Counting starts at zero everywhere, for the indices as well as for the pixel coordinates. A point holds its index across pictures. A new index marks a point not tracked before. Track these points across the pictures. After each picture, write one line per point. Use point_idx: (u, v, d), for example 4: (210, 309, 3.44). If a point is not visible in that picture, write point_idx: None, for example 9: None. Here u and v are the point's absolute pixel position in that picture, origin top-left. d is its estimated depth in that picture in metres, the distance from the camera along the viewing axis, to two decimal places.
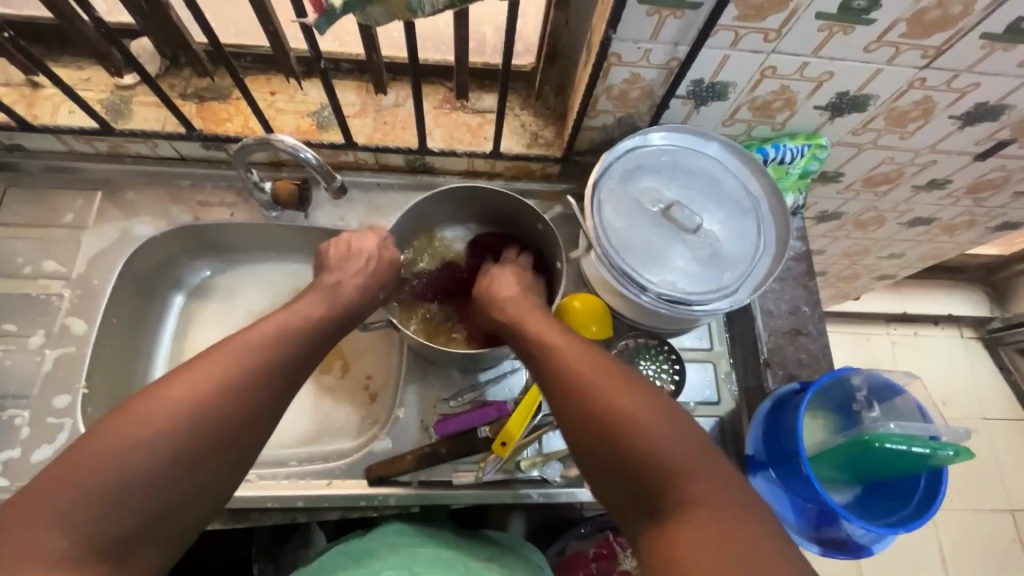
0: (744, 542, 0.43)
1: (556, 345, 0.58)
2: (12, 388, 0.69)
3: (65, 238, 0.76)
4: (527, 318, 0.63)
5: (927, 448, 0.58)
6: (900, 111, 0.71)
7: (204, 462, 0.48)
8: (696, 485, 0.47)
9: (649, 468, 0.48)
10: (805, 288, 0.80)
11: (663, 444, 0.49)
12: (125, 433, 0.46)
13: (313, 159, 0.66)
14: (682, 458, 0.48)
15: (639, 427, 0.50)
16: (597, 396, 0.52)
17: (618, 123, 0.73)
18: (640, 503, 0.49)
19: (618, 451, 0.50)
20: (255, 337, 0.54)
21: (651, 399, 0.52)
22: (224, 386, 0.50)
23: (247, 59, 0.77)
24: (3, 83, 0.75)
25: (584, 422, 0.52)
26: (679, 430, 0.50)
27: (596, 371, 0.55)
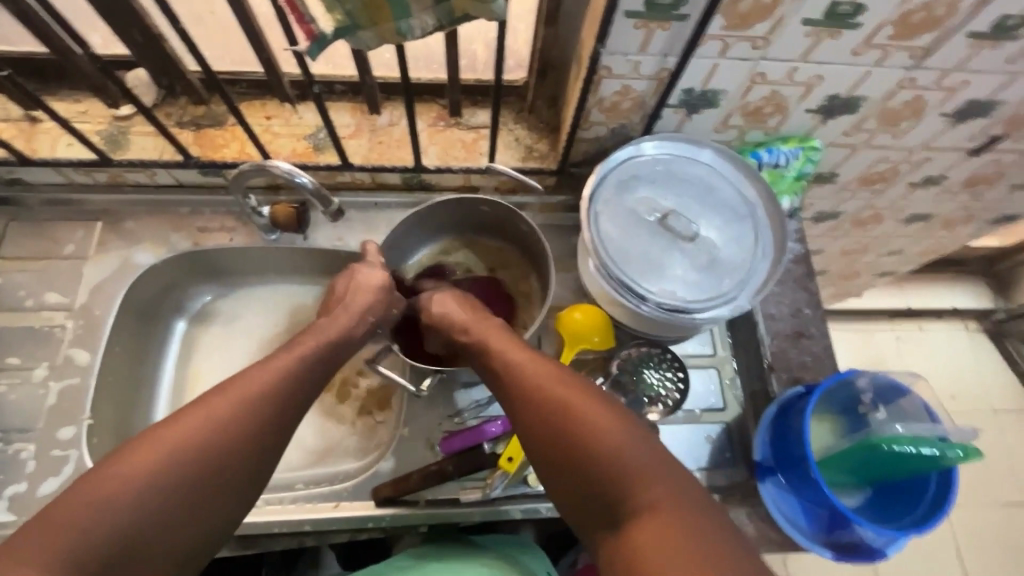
0: (700, 547, 0.43)
1: (518, 359, 0.58)
2: (17, 422, 0.69)
3: (66, 269, 0.76)
4: (491, 334, 0.63)
5: (935, 450, 0.57)
6: (891, 111, 0.72)
7: (209, 492, 0.48)
8: (654, 492, 0.46)
9: (607, 477, 0.48)
10: (805, 290, 0.80)
11: (619, 452, 0.49)
12: (136, 461, 0.46)
13: (309, 183, 0.66)
14: (639, 464, 0.48)
15: (597, 438, 0.49)
16: (552, 408, 0.52)
17: (612, 133, 0.73)
18: (596, 512, 0.49)
19: (576, 462, 0.50)
20: (260, 374, 0.55)
21: (607, 410, 0.52)
22: (234, 410, 0.51)
23: (242, 85, 0.77)
24: (2, 119, 0.76)
25: (541, 435, 0.52)
26: (635, 440, 0.50)
27: (553, 383, 0.54)
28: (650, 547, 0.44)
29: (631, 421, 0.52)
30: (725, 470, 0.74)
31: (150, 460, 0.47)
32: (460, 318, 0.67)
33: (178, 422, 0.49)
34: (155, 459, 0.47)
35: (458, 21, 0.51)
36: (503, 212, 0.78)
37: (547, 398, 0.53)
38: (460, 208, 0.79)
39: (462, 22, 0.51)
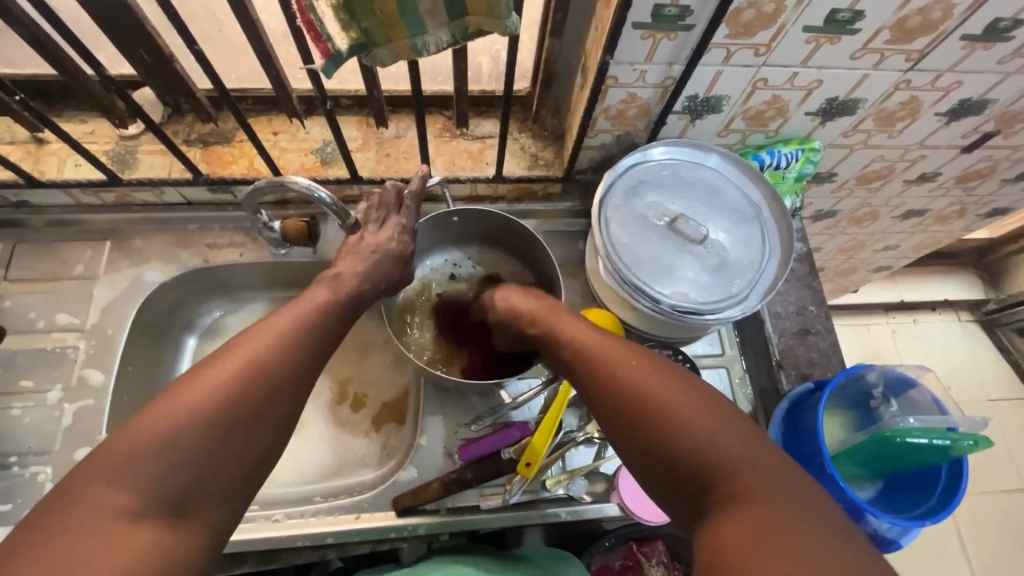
0: (801, 533, 0.39)
1: (588, 341, 0.57)
2: (33, 444, 0.69)
3: (76, 290, 0.76)
4: (561, 322, 0.62)
5: (947, 439, 0.58)
6: (887, 112, 0.74)
7: (254, 436, 0.46)
8: (744, 477, 0.43)
9: (693, 459, 0.45)
10: (810, 288, 0.82)
11: (704, 433, 0.46)
12: (177, 404, 0.44)
13: (326, 197, 0.65)
14: (725, 447, 0.45)
15: (676, 417, 0.47)
16: (630, 388, 0.50)
17: (617, 140, 0.75)
18: (684, 497, 0.46)
19: (656, 445, 0.47)
20: (285, 324, 0.52)
21: (691, 391, 0.49)
22: (265, 359, 0.48)
23: (248, 102, 0.78)
24: (8, 141, 0.76)
25: (620, 416, 0.50)
26: (725, 423, 0.47)
27: (629, 365, 0.52)
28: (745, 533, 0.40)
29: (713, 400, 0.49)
30: None
31: (194, 402, 0.44)
32: (530, 307, 0.66)
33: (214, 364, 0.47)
34: (197, 399, 0.44)
35: (472, 37, 0.52)
36: (509, 224, 0.78)
37: (622, 380, 0.51)
38: (469, 220, 0.79)
39: (475, 37, 0.52)
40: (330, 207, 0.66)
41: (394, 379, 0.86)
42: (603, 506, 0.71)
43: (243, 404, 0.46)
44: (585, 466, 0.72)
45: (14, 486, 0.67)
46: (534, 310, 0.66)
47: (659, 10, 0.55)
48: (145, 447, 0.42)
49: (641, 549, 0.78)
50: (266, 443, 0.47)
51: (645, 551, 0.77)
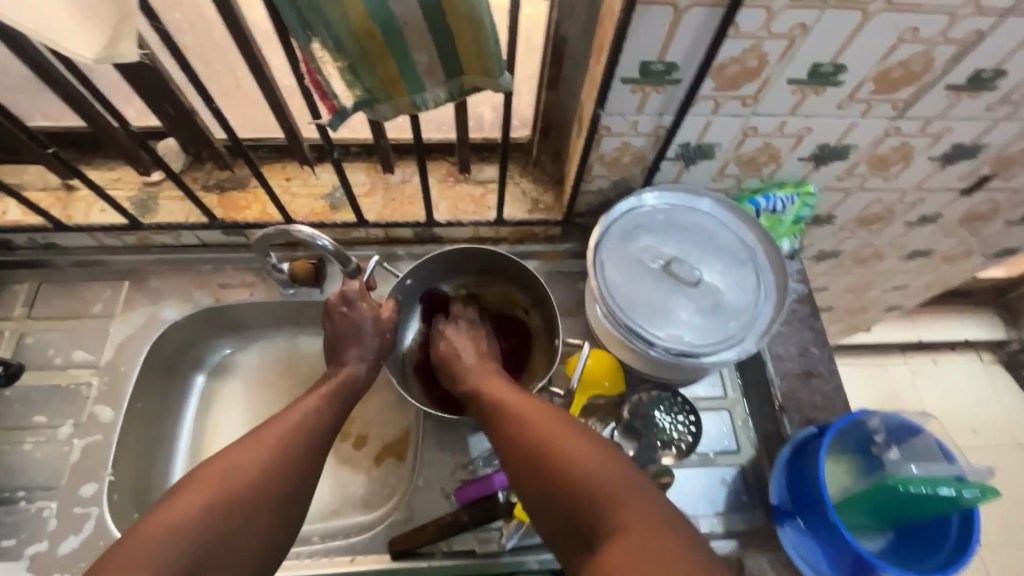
0: (663, 552, 0.47)
1: (502, 395, 0.64)
2: (41, 479, 0.70)
3: (93, 328, 0.79)
4: (489, 377, 0.68)
5: (952, 490, 0.57)
6: (880, 156, 0.75)
7: (252, 531, 0.54)
8: (620, 506, 0.51)
9: (582, 494, 0.52)
10: (812, 329, 0.81)
11: (594, 471, 0.53)
12: (183, 504, 0.53)
13: (329, 245, 0.69)
14: (609, 482, 0.53)
15: (581, 462, 0.54)
16: (540, 437, 0.57)
17: (613, 185, 0.77)
18: (578, 538, 0.52)
19: (562, 489, 0.54)
20: (281, 429, 0.61)
21: (596, 443, 0.56)
22: (265, 462, 0.58)
23: (264, 150, 0.82)
24: (41, 187, 0.81)
25: (529, 464, 0.57)
26: (619, 470, 0.54)
27: (544, 416, 0.60)
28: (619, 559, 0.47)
29: (596, 442, 0.57)
30: (742, 514, 0.73)
31: (196, 501, 0.53)
32: (485, 361, 0.72)
33: (215, 470, 0.56)
34: (197, 499, 0.53)
35: (468, 93, 0.56)
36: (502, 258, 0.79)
37: (524, 431, 0.59)
38: (456, 257, 0.80)
39: (470, 93, 0.56)
40: (332, 253, 0.70)
41: (396, 417, 0.86)
42: None
43: (248, 500, 0.55)
44: None
45: (20, 521, 0.68)
46: (476, 365, 0.71)
47: (646, 66, 0.58)
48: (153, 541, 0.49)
49: None
50: (260, 536, 0.55)
51: None
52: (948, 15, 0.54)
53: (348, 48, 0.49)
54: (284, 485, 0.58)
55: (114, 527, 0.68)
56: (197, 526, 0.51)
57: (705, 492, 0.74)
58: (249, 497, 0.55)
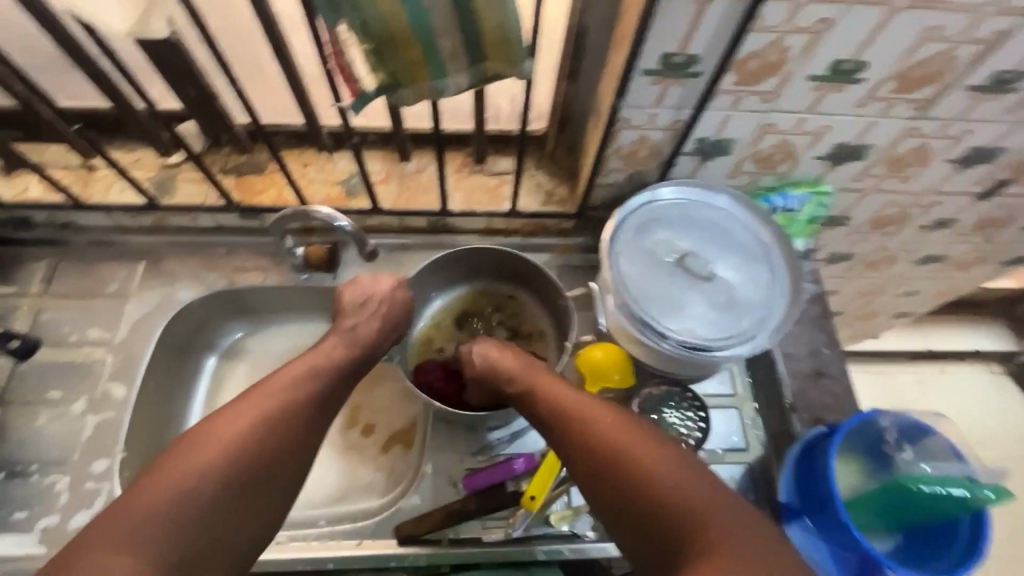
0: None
1: (559, 394, 0.62)
2: (53, 454, 0.71)
3: (108, 306, 0.80)
4: (535, 376, 0.66)
5: (962, 491, 0.57)
6: (898, 157, 0.75)
7: (275, 479, 0.55)
8: (708, 521, 0.51)
9: (663, 504, 0.52)
10: (823, 330, 0.81)
11: (676, 484, 0.53)
12: (207, 449, 0.53)
13: (347, 226, 0.70)
14: (695, 497, 0.52)
15: (655, 469, 0.54)
16: (607, 440, 0.56)
17: (629, 179, 0.77)
18: (653, 546, 0.52)
19: (636, 496, 0.53)
20: (282, 380, 0.60)
21: (663, 447, 0.56)
22: (267, 420, 0.56)
23: (281, 135, 0.83)
24: (61, 166, 0.82)
25: (598, 469, 0.56)
26: (690, 474, 0.54)
27: (606, 420, 0.58)
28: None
29: (672, 450, 0.56)
30: None
31: (203, 460, 0.52)
32: (506, 369, 0.67)
33: (237, 415, 0.56)
34: (205, 459, 0.53)
35: (490, 80, 0.56)
36: (507, 256, 0.81)
37: (597, 441, 0.57)
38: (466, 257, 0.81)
39: (493, 80, 0.56)
40: (350, 235, 0.72)
41: (404, 406, 0.87)
42: (608, 545, 0.69)
43: (270, 447, 0.55)
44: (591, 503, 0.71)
45: (32, 494, 0.69)
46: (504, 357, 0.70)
47: (668, 58, 0.58)
48: (181, 482, 0.51)
49: None
50: (283, 483, 0.56)
51: None
52: (973, 14, 0.54)
53: (374, 31, 0.50)
54: (291, 439, 0.57)
55: None
56: (212, 475, 0.52)
57: None
58: (256, 457, 0.54)
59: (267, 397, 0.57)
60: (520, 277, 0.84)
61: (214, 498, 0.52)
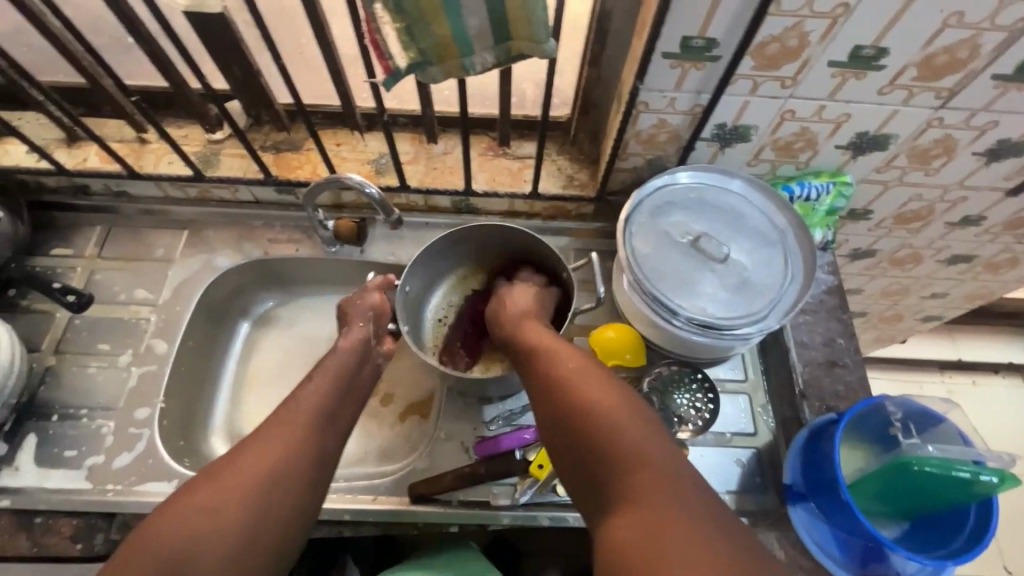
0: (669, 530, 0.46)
1: (538, 338, 0.67)
2: (101, 400, 0.77)
3: (154, 270, 0.86)
4: (521, 325, 0.71)
5: (967, 472, 0.56)
6: (921, 149, 0.75)
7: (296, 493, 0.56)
8: (637, 466, 0.51)
9: (600, 450, 0.53)
10: (839, 320, 0.82)
11: (621, 431, 0.54)
12: (236, 471, 0.55)
13: (375, 194, 0.74)
14: (630, 446, 0.53)
15: (600, 419, 0.55)
16: (564, 388, 0.59)
17: (648, 164, 0.79)
18: (594, 492, 0.54)
19: (583, 440, 0.55)
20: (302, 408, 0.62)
21: (614, 397, 0.57)
22: (294, 441, 0.59)
23: (319, 116, 0.88)
24: (117, 139, 0.88)
25: (553, 412, 0.58)
26: (635, 424, 0.55)
27: (564, 363, 0.62)
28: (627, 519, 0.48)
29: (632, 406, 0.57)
30: (755, 496, 0.74)
31: (232, 484, 0.54)
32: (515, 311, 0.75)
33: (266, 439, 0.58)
34: (234, 477, 0.54)
35: (515, 59, 0.59)
36: (505, 230, 0.82)
37: (562, 385, 0.59)
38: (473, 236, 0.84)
39: (517, 60, 0.59)
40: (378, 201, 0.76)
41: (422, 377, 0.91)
42: None
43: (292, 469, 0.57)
44: None
45: (80, 435, 0.75)
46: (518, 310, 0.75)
47: (687, 41, 0.60)
48: (213, 507, 0.52)
49: None
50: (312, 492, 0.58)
51: None
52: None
53: (406, 8, 0.53)
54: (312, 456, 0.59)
55: (161, 448, 0.74)
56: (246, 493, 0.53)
57: (719, 470, 0.75)
58: (282, 475, 0.56)
59: (293, 414, 0.61)
60: (522, 250, 0.86)
61: (248, 522, 0.52)
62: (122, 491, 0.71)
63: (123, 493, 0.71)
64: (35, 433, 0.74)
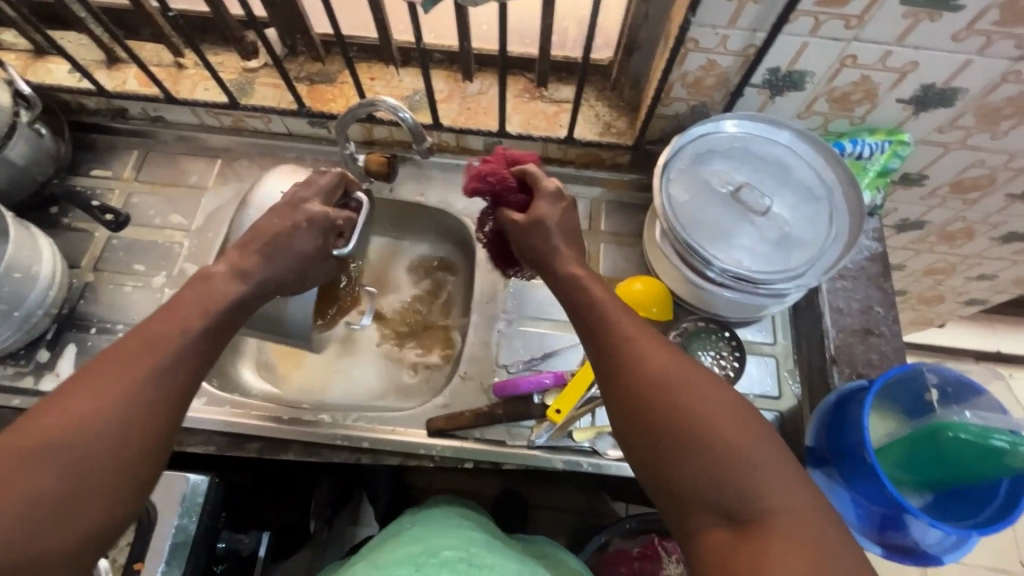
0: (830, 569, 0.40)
1: (614, 314, 0.54)
2: (136, 317, 0.80)
3: (188, 196, 0.87)
4: (582, 284, 0.58)
5: (1005, 441, 0.54)
6: (992, 107, 0.69)
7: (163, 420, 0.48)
8: (771, 491, 0.44)
9: (724, 470, 0.44)
10: (879, 288, 0.78)
11: (745, 447, 0.45)
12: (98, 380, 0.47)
13: (410, 119, 0.70)
14: (758, 464, 0.45)
15: (723, 432, 0.46)
16: (669, 386, 0.48)
17: (691, 111, 0.76)
18: (709, 513, 0.45)
19: (699, 455, 0.45)
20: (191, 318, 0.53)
21: (728, 404, 0.48)
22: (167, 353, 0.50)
23: (355, 49, 0.86)
24: (155, 63, 0.88)
25: (653, 415, 0.48)
26: (760, 437, 0.46)
27: (659, 353, 0.51)
28: (779, 555, 0.41)
29: (744, 408, 0.48)
30: None
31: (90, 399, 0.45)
32: (534, 236, 0.61)
33: (72, 397, 0.45)
34: (91, 394, 0.46)
35: None
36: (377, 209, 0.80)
37: (664, 388, 0.48)
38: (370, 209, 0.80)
39: None
40: (412, 129, 0.71)
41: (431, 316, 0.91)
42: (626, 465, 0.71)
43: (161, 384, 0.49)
44: None
45: None
46: (533, 238, 0.62)
47: None
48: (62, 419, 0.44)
49: (660, 545, 0.98)
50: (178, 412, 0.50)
51: (664, 548, 0.98)
52: None
53: None
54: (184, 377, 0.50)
55: None
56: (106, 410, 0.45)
57: None
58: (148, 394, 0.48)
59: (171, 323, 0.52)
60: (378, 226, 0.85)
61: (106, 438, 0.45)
62: None
63: None
64: (73, 343, 0.78)
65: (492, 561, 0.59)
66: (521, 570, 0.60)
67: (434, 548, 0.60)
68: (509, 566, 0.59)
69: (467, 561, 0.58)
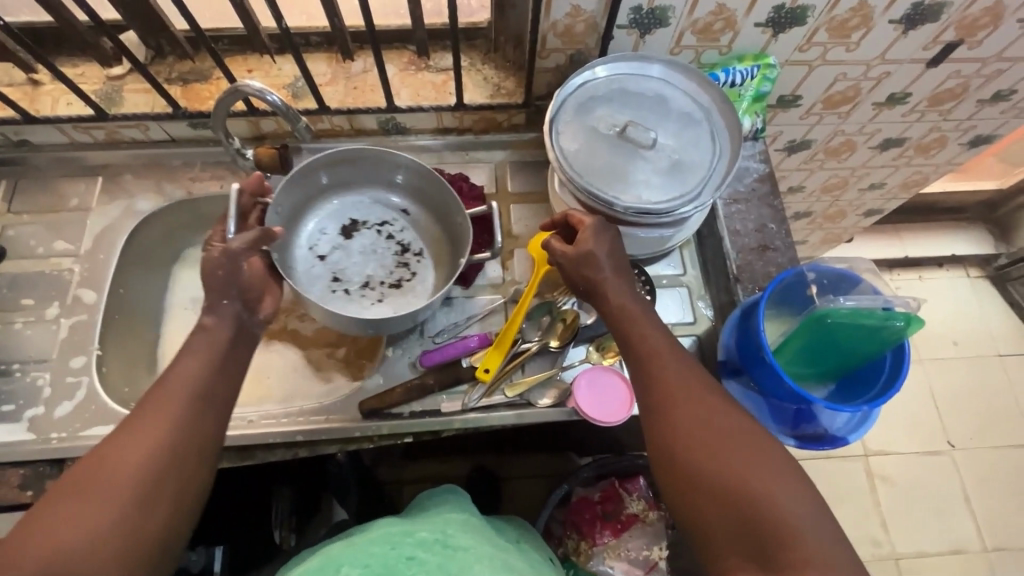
0: None
1: (664, 353, 0.58)
2: (34, 353, 0.75)
3: (71, 220, 0.82)
4: (626, 321, 0.61)
5: (878, 318, 0.58)
6: (839, 21, 0.74)
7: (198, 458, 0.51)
8: (807, 541, 0.46)
9: (761, 516, 0.47)
10: (770, 206, 0.83)
11: (783, 495, 0.48)
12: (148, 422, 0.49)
13: (278, 101, 0.69)
14: (794, 513, 0.47)
15: (764, 481, 0.49)
16: (716, 432, 0.52)
17: (570, 61, 0.78)
18: (745, 552, 0.48)
19: (738, 500, 0.48)
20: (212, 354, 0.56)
21: (765, 453, 0.51)
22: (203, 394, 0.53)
23: (224, 42, 0.83)
24: (7, 83, 0.82)
25: (698, 454, 0.51)
26: (796, 487, 0.49)
27: (706, 399, 0.54)
28: None
29: (792, 470, 0.50)
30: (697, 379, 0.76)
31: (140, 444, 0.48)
32: (581, 266, 0.63)
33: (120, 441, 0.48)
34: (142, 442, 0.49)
35: None
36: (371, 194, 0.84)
37: (709, 431, 0.52)
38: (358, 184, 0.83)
39: None
40: (282, 110, 0.70)
41: None
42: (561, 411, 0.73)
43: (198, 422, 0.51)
44: (544, 373, 0.74)
45: (16, 389, 0.73)
46: (589, 265, 0.63)
47: None
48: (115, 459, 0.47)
49: (621, 486, 1.00)
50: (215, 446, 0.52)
51: (624, 489, 0.99)
52: None
53: None
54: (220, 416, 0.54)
55: (102, 392, 0.74)
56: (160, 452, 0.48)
57: None
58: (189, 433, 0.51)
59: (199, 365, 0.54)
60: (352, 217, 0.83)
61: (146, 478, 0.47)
62: (67, 438, 0.70)
63: (69, 438, 0.71)
64: None
65: (469, 543, 0.54)
66: (497, 555, 0.55)
67: (401, 536, 0.54)
68: (485, 549, 0.54)
69: (443, 542, 0.53)
